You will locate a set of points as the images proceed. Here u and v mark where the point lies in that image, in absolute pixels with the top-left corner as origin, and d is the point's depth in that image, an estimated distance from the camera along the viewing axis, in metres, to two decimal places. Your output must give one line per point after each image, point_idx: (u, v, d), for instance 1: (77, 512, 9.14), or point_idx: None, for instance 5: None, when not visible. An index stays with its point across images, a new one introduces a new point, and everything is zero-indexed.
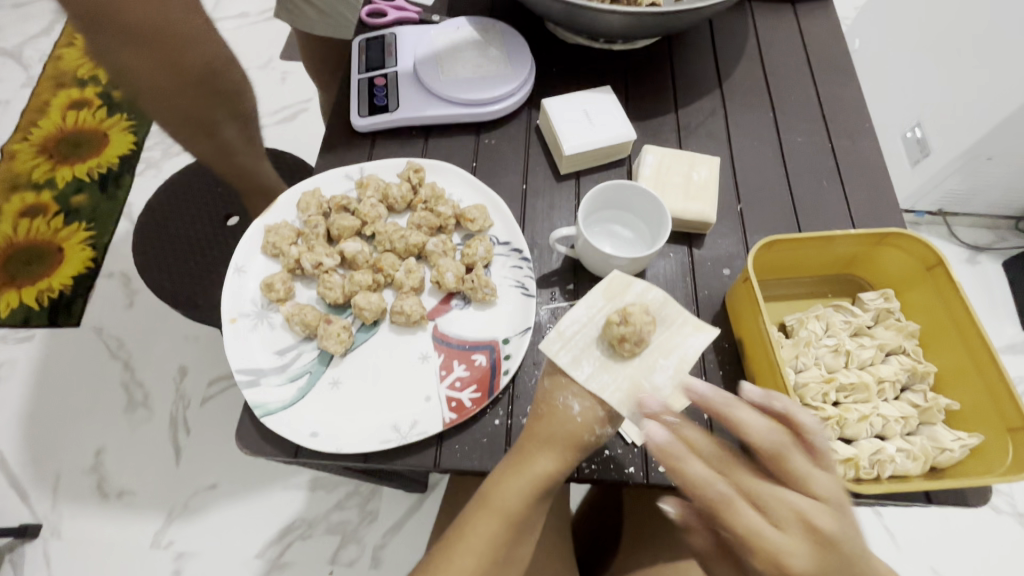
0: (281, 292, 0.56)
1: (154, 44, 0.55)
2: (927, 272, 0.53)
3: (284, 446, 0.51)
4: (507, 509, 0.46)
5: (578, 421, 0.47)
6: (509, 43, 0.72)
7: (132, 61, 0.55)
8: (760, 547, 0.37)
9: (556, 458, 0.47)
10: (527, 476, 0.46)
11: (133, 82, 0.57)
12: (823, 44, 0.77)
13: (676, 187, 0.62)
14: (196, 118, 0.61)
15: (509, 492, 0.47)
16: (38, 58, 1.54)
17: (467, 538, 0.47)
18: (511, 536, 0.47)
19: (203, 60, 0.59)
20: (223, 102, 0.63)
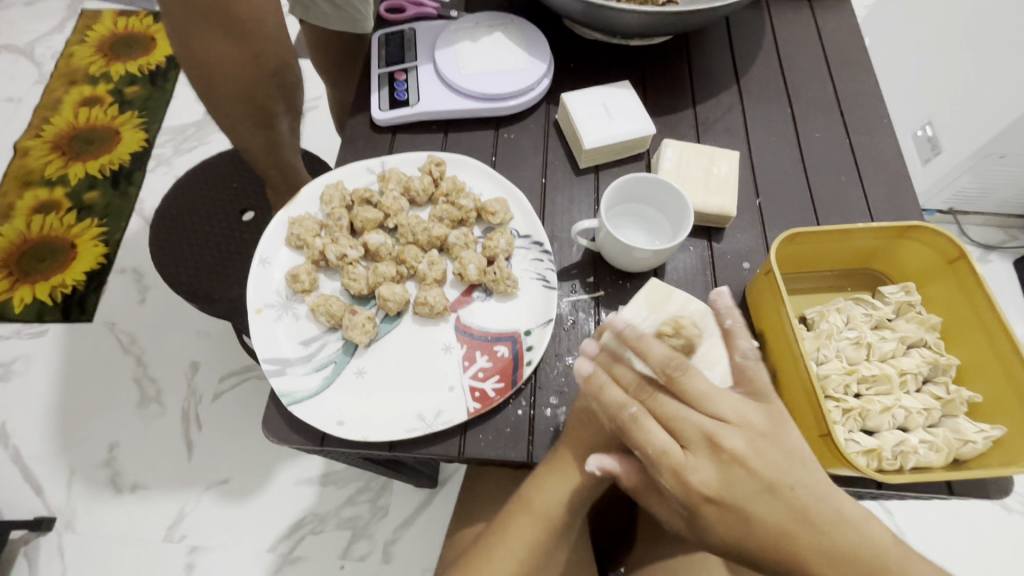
0: (306, 282, 0.56)
1: (248, 35, 0.56)
2: (949, 265, 0.54)
3: (310, 435, 0.52)
4: (549, 514, 0.47)
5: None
6: (528, 37, 0.72)
7: (222, 49, 0.55)
8: (666, 463, 0.39)
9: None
10: (571, 481, 0.47)
11: (212, 66, 0.56)
12: (840, 40, 0.77)
13: (696, 181, 0.62)
14: (261, 108, 0.63)
15: (551, 497, 0.47)
16: (50, 55, 1.56)
17: (508, 542, 0.47)
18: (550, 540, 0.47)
19: (282, 53, 0.61)
20: (283, 94, 0.65)
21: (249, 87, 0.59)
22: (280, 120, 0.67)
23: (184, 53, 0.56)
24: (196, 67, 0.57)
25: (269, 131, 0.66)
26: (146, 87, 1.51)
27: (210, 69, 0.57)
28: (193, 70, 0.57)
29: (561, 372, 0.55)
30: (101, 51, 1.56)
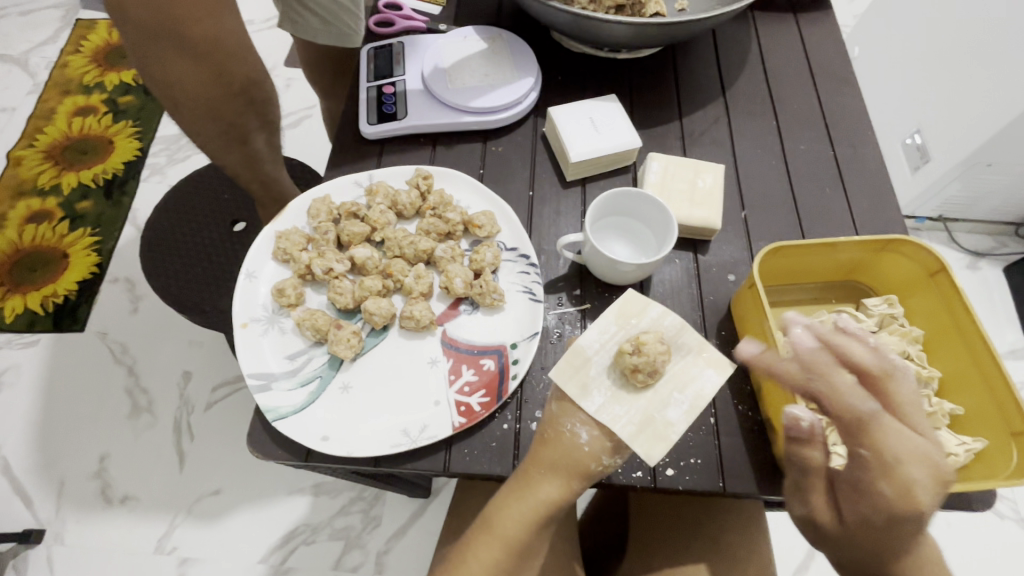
0: (292, 297, 0.56)
1: (205, 54, 0.56)
2: (930, 278, 0.54)
3: (295, 451, 0.52)
4: (510, 535, 0.47)
5: (584, 450, 0.46)
6: (514, 51, 0.73)
7: (182, 69, 0.56)
8: (902, 475, 0.37)
9: (558, 485, 0.47)
10: (529, 502, 0.47)
11: (175, 88, 0.58)
12: (825, 53, 0.78)
13: (681, 194, 0.62)
14: (233, 125, 0.64)
15: (512, 518, 0.47)
16: (45, 65, 1.56)
17: (471, 564, 0.47)
18: (515, 560, 0.47)
19: (249, 70, 0.61)
20: (257, 111, 0.65)
21: (216, 105, 0.60)
22: (254, 137, 0.68)
23: (148, 76, 0.57)
24: (160, 89, 0.58)
25: (242, 147, 0.67)
26: (140, 96, 1.51)
27: (174, 90, 0.58)
28: (160, 94, 0.59)
29: (546, 386, 0.55)
30: (95, 60, 1.57)
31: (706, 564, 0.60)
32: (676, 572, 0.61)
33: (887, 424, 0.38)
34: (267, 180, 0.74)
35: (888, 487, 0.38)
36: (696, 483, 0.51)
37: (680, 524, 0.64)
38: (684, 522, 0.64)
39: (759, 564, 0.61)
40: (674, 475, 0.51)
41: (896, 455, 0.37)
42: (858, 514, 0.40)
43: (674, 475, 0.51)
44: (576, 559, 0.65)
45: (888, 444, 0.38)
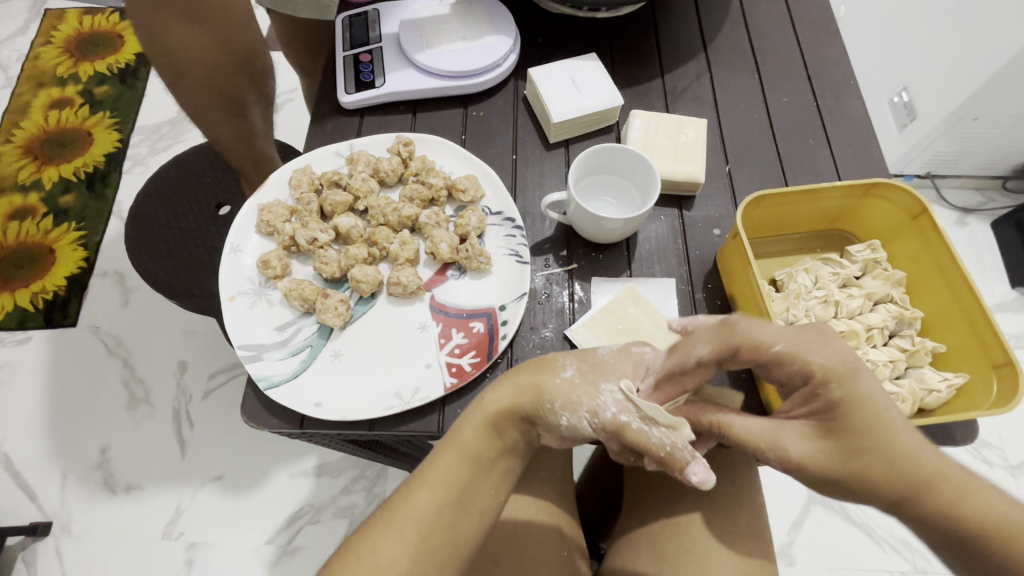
0: (278, 268, 0.56)
1: (211, 21, 0.59)
2: (912, 221, 0.54)
3: (290, 418, 0.52)
4: (465, 445, 0.45)
5: (560, 380, 0.46)
6: (491, 12, 0.72)
7: (188, 33, 0.58)
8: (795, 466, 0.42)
9: (507, 396, 0.46)
10: (482, 410, 0.46)
11: (177, 54, 0.59)
12: (807, 5, 0.77)
13: (664, 150, 0.62)
14: (233, 98, 0.64)
15: (468, 427, 0.46)
16: (16, 58, 1.52)
17: (426, 471, 0.45)
18: (468, 472, 0.45)
19: (250, 42, 0.64)
20: (253, 83, 0.66)
21: (218, 75, 0.61)
22: (252, 110, 0.67)
23: (150, 42, 0.59)
24: (162, 57, 0.59)
25: (241, 120, 0.66)
26: (116, 86, 1.48)
27: (175, 55, 0.59)
28: (162, 61, 0.59)
29: (535, 345, 0.55)
30: (67, 51, 1.53)
31: (701, 514, 0.62)
32: (671, 522, 0.62)
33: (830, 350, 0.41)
34: None
35: (793, 442, 0.42)
36: None
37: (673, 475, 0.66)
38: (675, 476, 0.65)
39: (749, 513, 0.62)
40: None
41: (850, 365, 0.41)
42: (841, 447, 0.40)
43: None
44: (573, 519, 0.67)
45: (842, 357, 0.41)
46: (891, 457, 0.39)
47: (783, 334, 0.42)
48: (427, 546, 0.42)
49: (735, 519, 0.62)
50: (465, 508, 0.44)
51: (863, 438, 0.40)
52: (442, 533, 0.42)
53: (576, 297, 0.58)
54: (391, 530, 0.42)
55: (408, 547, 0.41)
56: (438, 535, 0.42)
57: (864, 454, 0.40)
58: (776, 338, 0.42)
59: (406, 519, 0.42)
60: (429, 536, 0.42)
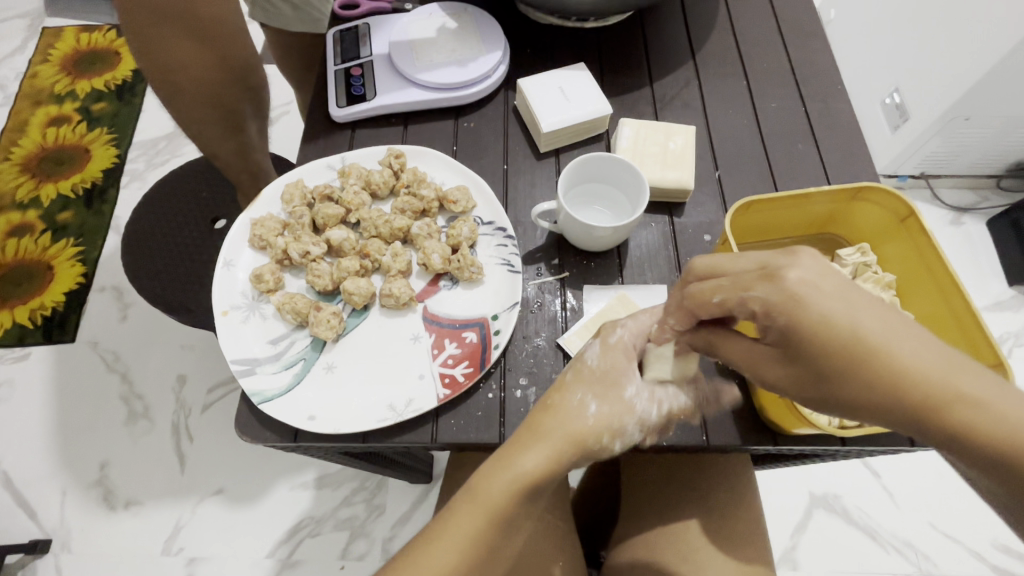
0: (271, 282, 0.56)
1: (211, 38, 0.59)
2: (900, 223, 0.54)
3: (284, 432, 0.52)
4: (493, 505, 0.44)
5: (590, 422, 0.46)
6: (480, 24, 0.72)
7: (189, 50, 0.58)
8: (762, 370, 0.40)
9: (543, 460, 0.45)
10: (514, 473, 0.44)
11: (175, 72, 0.59)
12: (793, 11, 0.78)
13: (653, 157, 0.63)
14: (231, 112, 0.66)
15: (496, 485, 0.44)
16: (14, 77, 1.53)
17: (451, 528, 0.44)
18: (494, 529, 0.45)
19: (246, 57, 0.65)
20: (251, 97, 0.69)
21: (217, 91, 0.63)
22: (248, 124, 0.70)
23: (145, 59, 0.58)
24: (161, 75, 0.59)
25: (240, 135, 0.69)
26: (114, 102, 1.49)
27: (176, 74, 0.59)
28: (162, 79, 0.59)
29: (528, 353, 0.56)
30: (65, 69, 1.54)
31: (698, 520, 0.62)
32: (668, 529, 0.62)
33: (796, 273, 0.36)
34: (256, 171, 0.74)
35: (760, 356, 0.40)
36: (680, 438, 0.52)
37: (670, 480, 0.65)
38: (671, 483, 0.65)
39: (746, 518, 0.62)
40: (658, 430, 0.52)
41: (816, 284, 0.35)
42: (808, 374, 0.37)
43: None
44: (571, 528, 0.67)
45: (809, 281, 0.35)
46: (869, 367, 0.34)
47: (731, 281, 0.38)
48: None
49: (733, 525, 0.62)
50: (488, 560, 0.45)
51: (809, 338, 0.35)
52: None
53: (568, 305, 0.59)
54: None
55: None
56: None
57: (842, 384, 0.35)
58: (720, 287, 0.39)
59: None
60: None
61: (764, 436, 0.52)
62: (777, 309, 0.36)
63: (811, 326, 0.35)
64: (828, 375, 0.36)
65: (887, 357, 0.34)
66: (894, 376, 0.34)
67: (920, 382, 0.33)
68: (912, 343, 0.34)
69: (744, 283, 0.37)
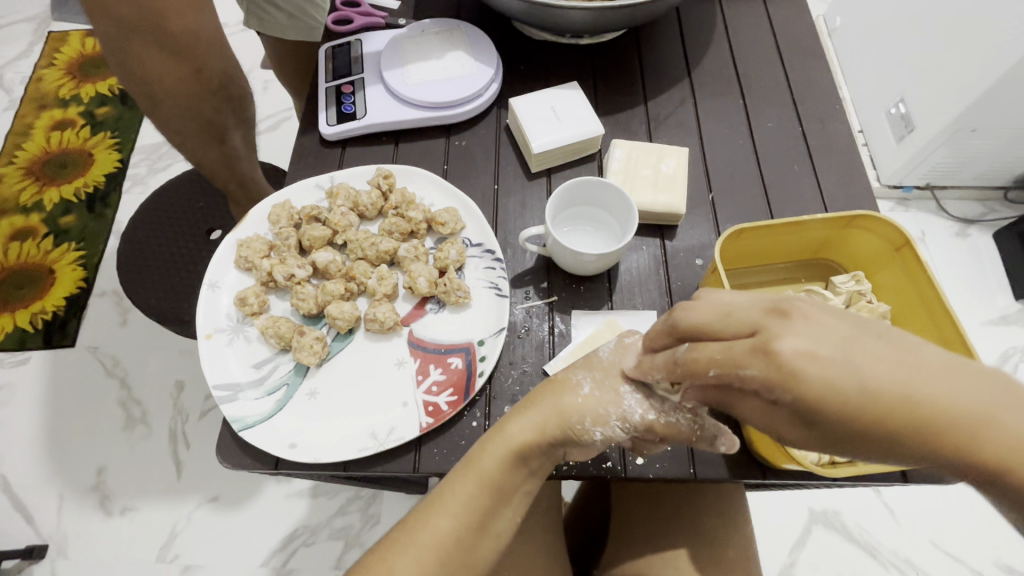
0: (254, 305, 0.56)
1: (183, 50, 0.58)
2: (895, 252, 0.53)
3: (265, 459, 0.51)
4: (486, 474, 0.46)
5: (579, 400, 0.45)
6: (473, 42, 0.72)
7: (159, 62, 0.57)
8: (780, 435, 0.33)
9: (533, 427, 0.46)
10: (505, 442, 0.46)
11: (150, 83, 0.58)
12: (792, 27, 0.77)
13: (644, 180, 0.62)
14: (211, 123, 0.64)
15: (490, 455, 0.46)
16: (19, 80, 1.54)
17: (447, 496, 0.46)
18: (489, 498, 0.46)
19: (226, 66, 0.63)
20: (234, 108, 0.67)
21: (194, 104, 0.61)
22: (233, 135, 0.68)
23: (124, 73, 0.58)
24: (137, 85, 0.59)
25: (222, 145, 0.68)
26: (117, 107, 1.50)
27: (150, 85, 0.58)
28: (138, 89, 0.59)
29: (514, 381, 0.55)
30: (70, 73, 1.55)
31: (688, 548, 0.61)
32: (658, 555, 0.61)
33: (789, 342, 0.29)
34: (243, 180, 0.73)
35: (773, 421, 0.33)
36: (669, 471, 0.51)
37: (661, 505, 0.64)
38: (662, 508, 0.64)
39: (738, 543, 0.61)
40: (645, 464, 0.51)
41: (816, 353, 0.29)
42: (829, 441, 0.31)
43: (644, 463, 0.51)
44: (562, 550, 0.66)
45: (809, 352, 0.29)
46: (899, 436, 0.29)
47: (719, 349, 0.32)
48: (446, 570, 0.45)
49: (724, 550, 0.61)
50: (483, 532, 0.46)
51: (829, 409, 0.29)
52: (457, 555, 0.45)
53: (556, 330, 0.58)
54: (411, 554, 0.45)
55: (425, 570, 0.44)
56: (456, 556, 0.45)
57: (869, 452, 0.30)
58: (711, 358, 0.33)
59: (425, 543, 0.45)
60: (447, 561, 0.45)
61: (752, 468, 0.51)
62: (777, 386, 0.30)
63: (825, 402, 0.29)
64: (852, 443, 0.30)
65: (920, 415, 0.28)
66: (930, 434, 0.28)
67: (960, 436, 0.28)
68: (942, 391, 0.28)
69: (733, 360, 0.32)
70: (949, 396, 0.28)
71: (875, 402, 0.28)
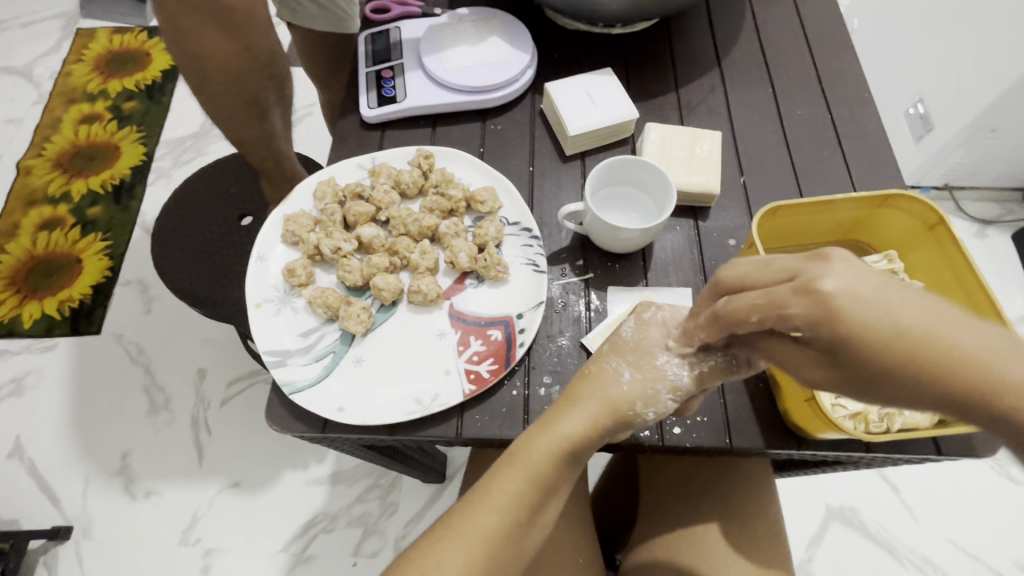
0: (302, 276, 0.58)
1: (237, 27, 0.61)
2: (928, 230, 0.54)
3: (313, 423, 0.53)
4: (535, 469, 0.47)
5: (624, 389, 0.47)
6: (511, 29, 0.74)
7: (214, 40, 0.60)
8: (801, 371, 0.36)
9: (584, 422, 0.47)
10: (554, 436, 0.47)
11: (204, 61, 0.61)
12: (819, 20, 0.78)
13: (679, 162, 0.63)
14: (255, 99, 0.67)
15: (538, 450, 0.47)
16: (49, 75, 1.59)
17: (495, 493, 0.46)
18: (538, 493, 0.47)
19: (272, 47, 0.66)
20: (275, 86, 0.69)
21: (243, 79, 0.64)
22: (273, 113, 0.71)
23: (179, 49, 0.61)
24: (192, 63, 0.61)
25: (263, 123, 0.70)
26: (144, 102, 1.54)
27: (203, 62, 0.61)
28: (193, 69, 0.62)
29: (553, 353, 0.56)
30: (98, 68, 1.59)
31: (718, 524, 0.62)
32: (688, 532, 0.62)
33: (832, 282, 0.31)
34: (280, 158, 0.76)
35: (798, 359, 0.35)
36: (704, 441, 0.52)
37: (690, 484, 0.65)
38: (692, 487, 0.65)
39: (768, 523, 0.62)
40: (681, 433, 0.53)
41: (858, 293, 0.30)
42: (850, 378, 0.32)
43: (681, 432, 0.53)
44: (589, 529, 0.67)
45: (848, 287, 0.31)
46: (922, 376, 0.29)
47: (762, 293, 0.34)
48: (496, 564, 0.45)
49: (754, 528, 0.62)
50: (532, 526, 0.47)
51: (856, 342, 0.30)
52: (507, 551, 0.46)
53: (592, 306, 0.59)
54: (457, 548, 0.45)
55: (474, 564, 0.44)
56: (504, 551, 0.46)
57: (888, 393, 0.31)
58: (754, 303, 0.34)
59: (472, 539, 0.45)
60: (497, 555, 0.45)
61: (788, 440, 0.52)
62: (820, 321, 0.31)
63: (851, 333, 0.30)
64: (871, 381, 0.31)
65: (943, 355, 0.29)
66: (949, 372, 0.29)
67: (983, 383, 0.28)
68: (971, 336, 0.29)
69: (775, 300, 0.33)
70: (978, 343, 0.29)
71: (905, 341, 0.30)
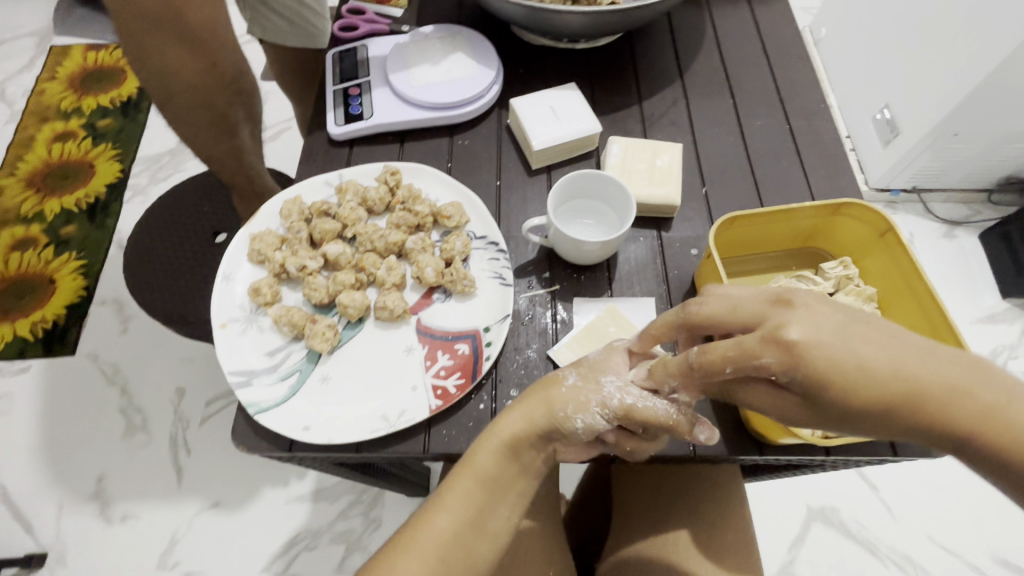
0: (268, 295, 0.58)
1: (202, 43, 0.61)
2: (880, 237, 0.56)
3: (279, 442, 0.53)
4: (482, 469, 0.48)
5: (563, 390, 0.47)
6: (476, 46, 0.75)
7: (178, 55, 0.60)
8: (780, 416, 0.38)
9: (523, 419, 0.48)
10: (495, 437, 0.48)
11: (168, 76, 0.61)
12: (778, 33, 0.81)
13: (641, 174, 0.65)
14: (223, 115, 0.67)
15: (483, 451, 0.48)
16: (21, 94, 1.57)
17: (445, 495, 0.48)
18: (486, 493, 0.48)
19: (238, 63, 0.66)
20: (243, 101, 0.70)
21: (209, 95, 0.64)
22: (242, 129, 0.72)
23: (140, 63, 0.60)
24: (156, 78, 0.61)
25: (232, 138, 0.71)
26: (119, 119, 1.52)
27: (167, 78, 0.61)
28: (156, 85, 0.62)
29: (519, 366, 0.57)
30: (71, 86, 1.57)
31: (688, 531, 0.63)
32: (658, 539, 0.63)
33: (798, 330, 0.34)
34: (250, 173, 0.77)
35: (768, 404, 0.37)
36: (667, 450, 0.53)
37: (660, 492, 0.66)
38: (661, 495, 0.66)
39: (737, 528, 0.63)
40: None
41: (823, 339, 0.33)
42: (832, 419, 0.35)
43: None
44: (563, 540, 0.67)
45: (814, 335, 0.33)
46: (891, 408, 0.33)
47: (732, 343, 0.36)
48: (447, 568, 0.46)
49: (722, 534, 0.62)
50: (482, 531, 0.48)
51: (835, 384, 0.33)
52: (458, 556, 0.46)
53: (559, 317, 0.60)
54: (413, 556, 0.46)
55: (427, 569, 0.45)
56: (455, 556, 0.46)
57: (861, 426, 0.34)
58: (727, 352, 0.36)
59: (425, 543, 0.46)
60: (448, 559, 0.46)
61: (749, 446, 0.53)
62: (792, 368, 0.34)
63: (831, 379, 0.33)
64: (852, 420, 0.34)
65: (908, 386, 0.33)
66: (918, 398, 0.33)
67: (941, 402, 0.32)
68: (922, 357, 0.33)
69: (748, 350, 0.35)
70: (926, 363, 0.33)
71: (869, 370, 0.33)
